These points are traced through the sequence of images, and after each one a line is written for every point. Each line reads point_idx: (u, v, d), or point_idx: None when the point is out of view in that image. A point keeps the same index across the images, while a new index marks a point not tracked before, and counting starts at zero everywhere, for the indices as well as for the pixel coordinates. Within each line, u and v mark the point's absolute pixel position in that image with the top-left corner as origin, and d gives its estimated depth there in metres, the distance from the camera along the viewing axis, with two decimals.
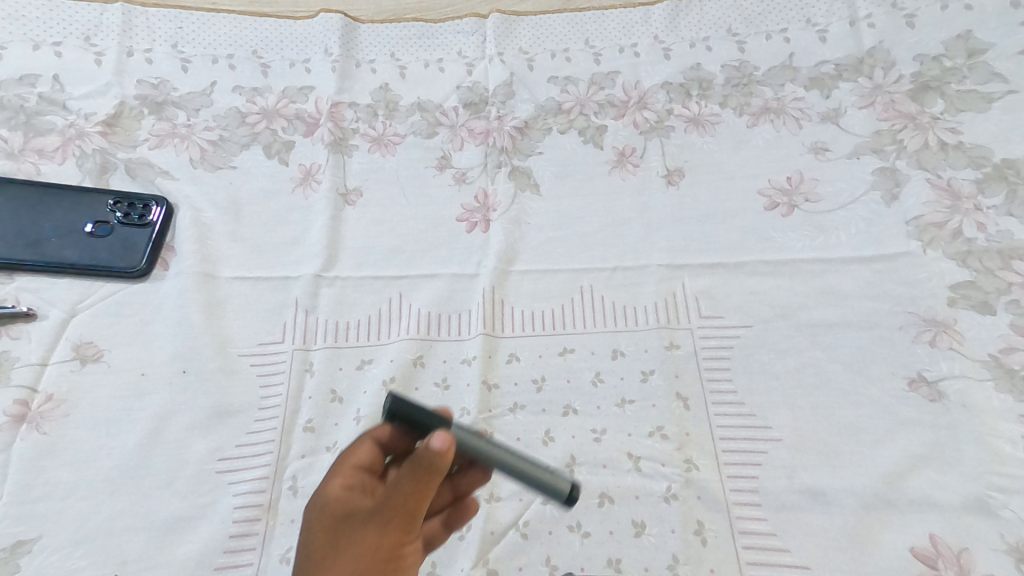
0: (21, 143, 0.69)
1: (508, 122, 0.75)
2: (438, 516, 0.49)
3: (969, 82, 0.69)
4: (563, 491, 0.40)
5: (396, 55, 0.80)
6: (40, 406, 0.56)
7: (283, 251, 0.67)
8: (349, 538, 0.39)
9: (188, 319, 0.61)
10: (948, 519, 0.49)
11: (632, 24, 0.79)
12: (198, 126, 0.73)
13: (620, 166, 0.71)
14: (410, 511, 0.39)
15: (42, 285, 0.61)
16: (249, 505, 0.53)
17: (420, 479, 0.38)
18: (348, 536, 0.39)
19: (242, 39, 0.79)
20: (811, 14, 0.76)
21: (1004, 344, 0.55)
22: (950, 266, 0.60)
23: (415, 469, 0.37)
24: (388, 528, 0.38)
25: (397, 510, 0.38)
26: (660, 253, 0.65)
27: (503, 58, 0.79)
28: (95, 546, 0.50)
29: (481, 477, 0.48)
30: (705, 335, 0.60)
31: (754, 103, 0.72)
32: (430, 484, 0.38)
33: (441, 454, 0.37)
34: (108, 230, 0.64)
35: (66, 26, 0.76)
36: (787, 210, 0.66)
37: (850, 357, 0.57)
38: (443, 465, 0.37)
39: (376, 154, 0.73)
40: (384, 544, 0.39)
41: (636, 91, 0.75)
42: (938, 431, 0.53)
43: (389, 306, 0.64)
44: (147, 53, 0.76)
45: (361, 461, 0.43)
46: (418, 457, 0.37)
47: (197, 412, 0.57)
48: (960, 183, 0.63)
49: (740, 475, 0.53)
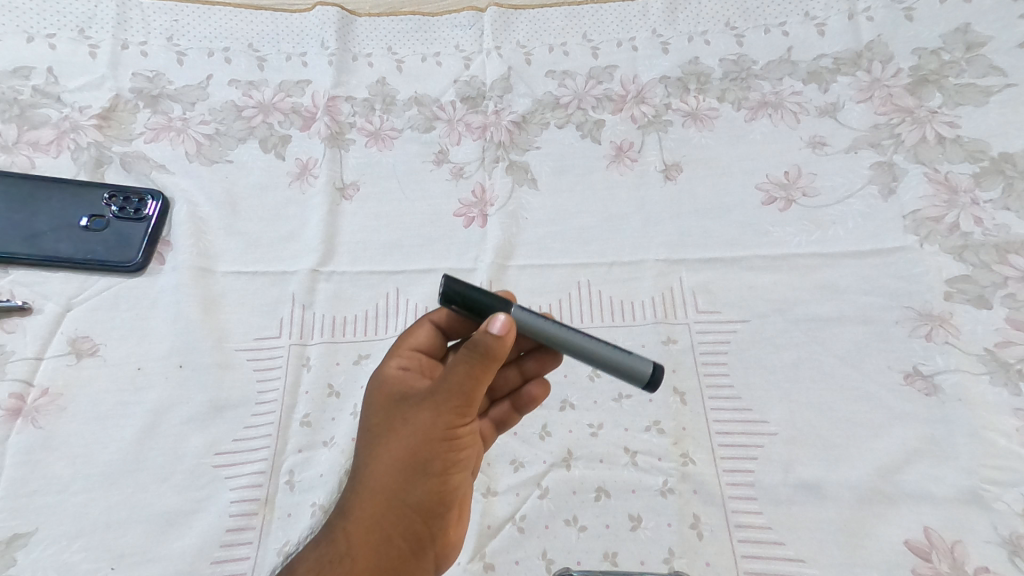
0: (15, 136, 0.68)
1: (505, 116, 0.74)
2: (508, 400, 0.55)
3: (967, 76, 0.69)
4: (644, 374, 0.44)
5: (393, 49, 0.79)
6: (36, 400, 0.56)
7: (279, 245, 0.67)
8: (408, 413, 0.45)
9: (184, 314, 0.61)
10: (943, 512, 0.49)
11: (630, 18, 0.79)
12: (193, 120, 0.73)
13: (617, 161, 0.71)
14: (465, 394, 0.43)
15: (37, 279, 0.61)
16: (246, 499, 0.53)
17: (477, 365, 0.41)
18: (407, 410, 0.45)
19: (238, 32, 0.78)
20: (809, 8, 0.76)
21: (1000, 338, 0.55)
22: (947, 260, 0.60)
23: (475, 352, 0.41)
24: (443, 407, 0.43)
25: (454, 391, 0.43)
26: (657, 248, 0.65)
27: (500, 52, 0.78)
28: (92, 540, 0.50)
29: (549, 359, 0.54)
30: (702, 330, 0.60)
31: (752, 97, 0.72)
32: (488, 370, 0.42)
33: (499, 339, 0.40)
34: (103, 223, 0.63)
35: (61, 18, 0.76)
36: (784, 205, 0.66)
37: (847, 351, 0.57)
38: (504, 347, 0.41)
39: (372, 149, 0.73)
40: (439, 421, 0.44)
41: (634, 86, 0.75)
42: (933, 424, 0.53)
43: (386, 301, 0.64)
44: (142, 46, 0.76)
45: (421, 345, 0.51)
46: (475, 342, 0.41)
47: (193, 406, 0.57)
48: (958, 177, 0.63)
49: (736, 469, 0.53)
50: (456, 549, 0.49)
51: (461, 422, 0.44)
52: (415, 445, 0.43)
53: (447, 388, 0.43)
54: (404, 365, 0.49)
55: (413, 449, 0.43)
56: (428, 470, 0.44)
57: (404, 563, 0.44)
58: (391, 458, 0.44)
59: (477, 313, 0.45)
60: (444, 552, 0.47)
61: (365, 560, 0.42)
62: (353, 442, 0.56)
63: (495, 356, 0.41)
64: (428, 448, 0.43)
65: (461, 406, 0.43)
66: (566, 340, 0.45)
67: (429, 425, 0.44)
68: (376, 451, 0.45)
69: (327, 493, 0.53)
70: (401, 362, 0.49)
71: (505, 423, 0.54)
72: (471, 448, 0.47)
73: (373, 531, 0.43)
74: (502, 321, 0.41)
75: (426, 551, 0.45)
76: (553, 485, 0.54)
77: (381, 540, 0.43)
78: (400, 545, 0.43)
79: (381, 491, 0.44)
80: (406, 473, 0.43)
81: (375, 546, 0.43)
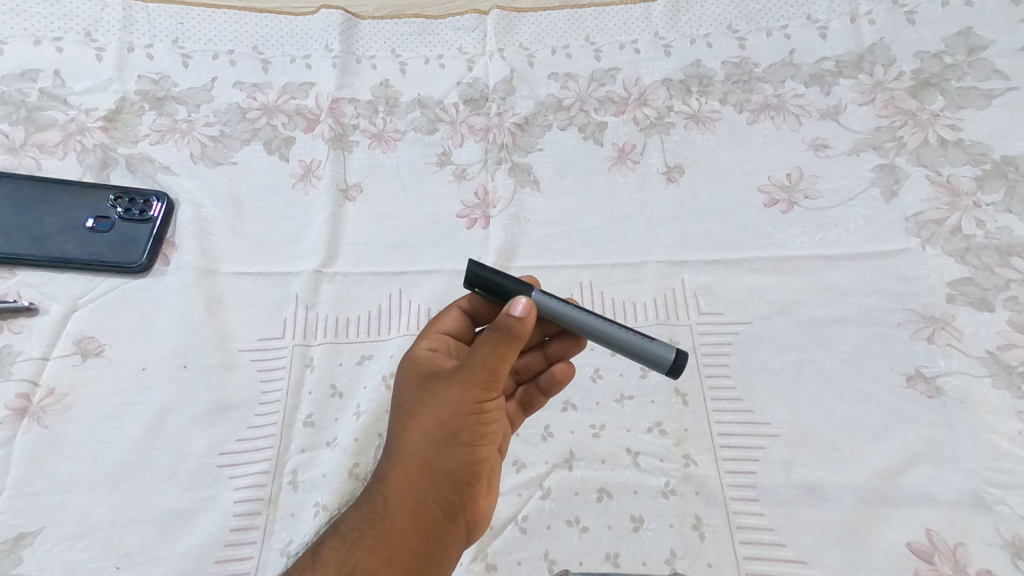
0: (22, 138, 0.69)
1: (508, 119, 0.75)
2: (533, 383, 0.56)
3: (969, 79, 0.69)
4: (667, 360, 0.45)
5: (396, 51, 0.80)
6: (42, 400, 0.56)
7: (283, 247, 0.67)
8: (436, 388, 0.45)
9: (188, 315, 0.61)
10: (945, 514, 0.49)
11: (632, 21, 0.79)
12: (198, 122, 0.73)
13: (619, 163, 0.71)
14: (490, 369, 0.44)
15: (43, 279, 0.62)
16: (249, 498, 0.53)
17: (501, 344, 0.43)
18: (435, 385, 0.46)
19: (242, 35, 0.79)
20: (811, 11, 0.76)
21: (1002, 341, 0.55)
22: (949, 262, 0.60)
23: (498, 332, 0.42)
24: (470, 381, 0.44)
25: (480, 367, 0.44)
26: (659, 250, 0.65)
27: (503, 55, 0.79)
28: (97, 539, 0.51)
29: (573, 344, 0.55)
30: (704, 331, 0.60)
31: (754, 100, 0.72)
32: (512, 348, 0.43)
33: (522, 320, 0.42)
34: (108, 225, 0.64)
35: (68, 21, 0.76)
36: (786, 207, 0.66)
37: (849, 353, 0.57)
38: (528, 329, 0.43)
39: (376, 150, 0.73)
40: (467, 395, 0.44)
41: (636, 88, 0.75)
42: (935, 427, 0.53)
43: (389, 302, 0.64)
44: (148, 49, 0.76)
45: (449, 329, 0.52)
46: (499, 323, 0.42)
47: (197, 406, 0.57)
48: (960, 180, 0.63)
49: (737, 471, 0.53)
50: (486, 523, 0.49)
51: (488, 397, 0.45)
52: (445, 417, 0.44)
53: (473, 363, 0.44)
54: (433, 347, 0.50)
55: (442, 420, 0.44)
56: (457, 442, 0.44)
57: (437, 532, 0.44)
58: (420, 430, 0.44)
59: (502, 297, 0.47)
60: (475, 524, 0.47)
61: (402, 523, 0.42)
62: (356, 442, 0.56)
63: (519, 336, 0.42)
64: (457, 420, 0.44)
65: (487, 381, 0.44)
66: (587, 325, 0.47)
67: (458, 398, 0.44)
68: (406, 424, 0.45)
69: (330, 493, 0.54)
70: (430, 344, 0.51)
71: (531, 407, 0.56)
72: (498, 423, 0.47)
73: (409, 497, 0.43)
74: (523, 303, 0.43)
75: (457, 522, 0.45)
76: (555, 486, 0.54)
77: (416, 507, 0.43)
78: (434, 514, 0.44)
79: (412, 460, 0.44)
80: (436, 443, 0.44)
81: (409, 512, 0.43)
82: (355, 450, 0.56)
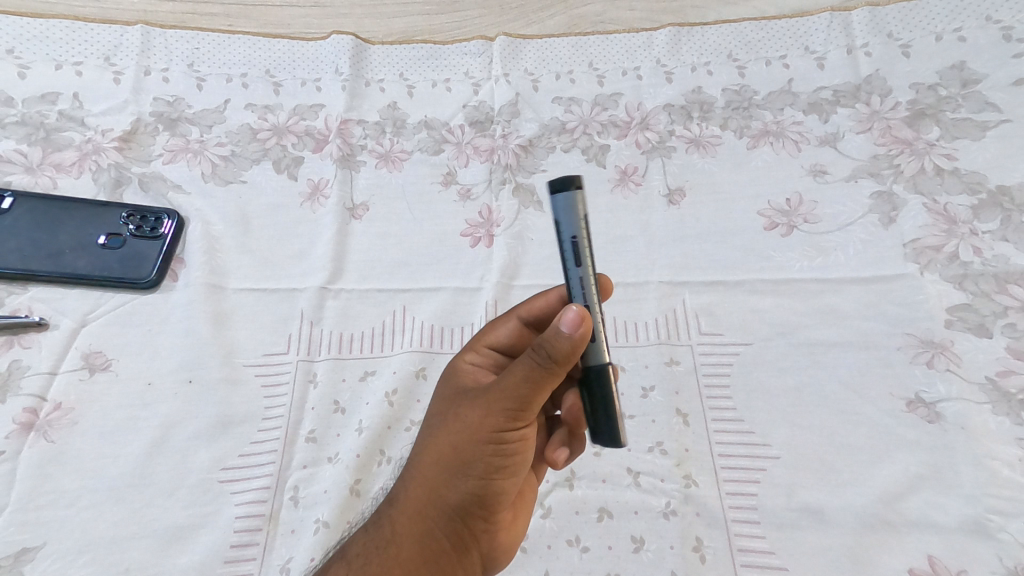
0: (39, 158, 0.71)
1: (512, 140, 0.76)
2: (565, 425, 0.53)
3: (964, 110, 0.70)
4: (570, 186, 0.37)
5: (404, 75, 0.82)
6: (48, 414, 0.57)
7: (290, 264, 0.68)
8: (461, 408, 0.45)
9: (195, 329, 0.62)
10: (946, 541, 0.49)
11: (635, 49, 0.81)
12: (210, 142, 0.75)
13: (621, 185, 0.72)
14: (520, 399, 0.42)
15: (54, 295, 0.63)
16: (250, 515, 0.54)
17: (542, 367, 0.40)
18: (460, 405, 0.45)
19: (255, 59, 0.81)
20: (809, 42, 0.78)
21: (1001, 367, 0.56)
22: (947, 288, 0.60)
23: (538, 351, 0.40)
24: (493, 406, 0.43)
25: (506, 392, 0.42)
26: (661, 270, 0.66)
27: (509, 79, 0.81)
28: (97, 554, 0.51)
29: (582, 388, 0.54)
30: (705, 352, 0.61)
31: (753, 126, 0.74)
32: (552, 374, 0.40)
33: (569, 342, 0.38)
34: (120, 242, 0.65)
35: (88, 46, 0.79)
36: (786, 230, 0.67)
37: (849, 376, 0.58)
38: (572, 349, 0.39)
39: (382, 170, 0.75)
40: (485, 423, 0.43)
41: (638, 113, 0.77)
42: (937, 453, 0.53)
43: (393, 318, 0.65)
44: (164, 72, 0.79)
45: (496, 342, 0.52)
46: (540, 347, 0.39)
47: (202, 421, 0.58)
48: (956, 208, 0.64)
49: (739, 493, 0.53)
50: (508, 553, 0.49)
51: (508, 429, 0.43)
52: (459, 443, 0.43)
53: (502, 387, 0.43)
54: (476, 361, 0.51)
55: (456, 445, 0.43)
56: (473, 477, 0.43)
57: (445, 561, 0.44)
58: (436, 454, 0.44)
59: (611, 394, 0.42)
60: (491, 553, 0.47)
61: (408, 550, 0.43)
62: (357, 457, 0.56)
63: (562, 360, 0.39)
64: (471, 447, 0.43)
65: (514, 411, 0.42)
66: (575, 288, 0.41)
67: (490, 431, 0.43)
68: (426, 443, 0.45)
69: (330, 510, 0.54)
70: (475, 358, 0.51)
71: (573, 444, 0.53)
72: (521, 457, 0.45)
73: (416, 522, 0.44)
74: (572, 317, 0.38)
75: (469, 552, 0.45)
76: (555, 506, 0.54)
77: (422, 533, 0.43)
78: (441, 543, 0.44)
79: (421, 487, 0.44)
80: (448, 474, 0.43)
81: (416, 539, 0.43)
82: (356, 465, 0.56)
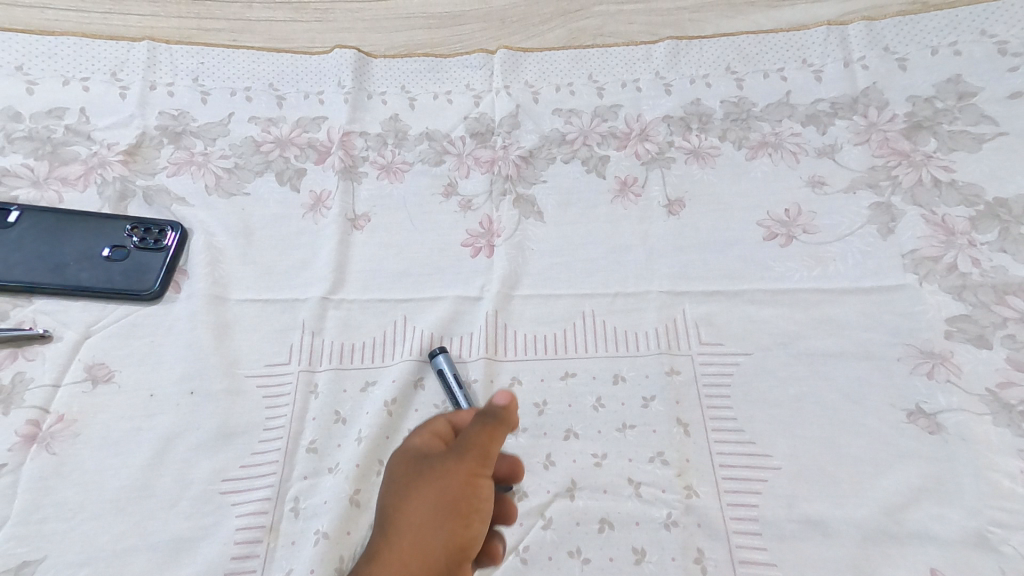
0: (46, 172, 0.71)
1: (513, 151, 0.77)
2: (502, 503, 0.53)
3: (960, 123, 0.71)
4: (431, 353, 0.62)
5: (406, 88, 0.83)
6: (51, 426, 0.57)
7: (292, 274, 0.68)
8: (420, 481, 0.48)
9: (197, 340, 0.63)
10: (948, 553, 0.49)
11: (634, 62, 0.82)
12: (214, 155, 0.76)
13: (622, 196, 0.73)
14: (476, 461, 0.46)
15: (58, 307, 0.63)
16: (251, 526, 0.54)
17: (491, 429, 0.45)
18: (421, 478, 0.48)
19: (259, 73, 0.82)
20: (806, 55, 0.79)
21: (1001, 379, 0.56)
22: (946, 299, 0.61)
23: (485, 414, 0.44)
24: (453, 472, 0.46)
25: (465, 456, 0.46)
26: (661, 280, 0.66)
27: (510, 91, 0.82)
28: (99, 566, 0.51)
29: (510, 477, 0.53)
30: (705, 361, 0.61)
31: (752, 137, 0.74)
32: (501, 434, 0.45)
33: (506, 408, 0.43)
34: (124, 254, 0.66)
35: (95, 62, 0.80)
36: (785, 241, 0.67)
37: (849, 386, 0.58)
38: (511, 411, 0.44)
39: (384, 181, 0.76)
40: (447, 489, 0.46)
41: (637, 124, 0.78)
42: (938, 464, 0.53)
43: (394, 328, 0.65)
44: (169, 87, 0.80)
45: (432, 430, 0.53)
46: (487, 410, 0.44)
47: (204, 431, 0.58)
48: (954, 219, 0.65)
49: (740, 504, 0.53)
50: None
51: (472, 491, 0.46)
52: (426, 510, 0.46)
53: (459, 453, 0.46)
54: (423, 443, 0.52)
55: (424, 513, 0.46)
56: (441, 545, 0.45)
57: None
58: (405, 525, 0.46)
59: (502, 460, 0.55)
60: None
61: None
62: (357, 467, 0.57)
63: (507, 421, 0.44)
64: (436, 514, 0.45)
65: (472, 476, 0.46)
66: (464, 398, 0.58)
67: (454, 495, 0.45)
68: (393, 516, 0.48)
69: (331, 521, 0.54)
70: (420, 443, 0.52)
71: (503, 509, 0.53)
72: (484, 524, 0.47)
73: None
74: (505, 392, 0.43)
75: None
76: (556, 516, 0.54)
77: None
78: None
79: (392, 552, 0.46)
80: (419, 541, 0.45)
81: None
82: (356, 475, 0.56)
